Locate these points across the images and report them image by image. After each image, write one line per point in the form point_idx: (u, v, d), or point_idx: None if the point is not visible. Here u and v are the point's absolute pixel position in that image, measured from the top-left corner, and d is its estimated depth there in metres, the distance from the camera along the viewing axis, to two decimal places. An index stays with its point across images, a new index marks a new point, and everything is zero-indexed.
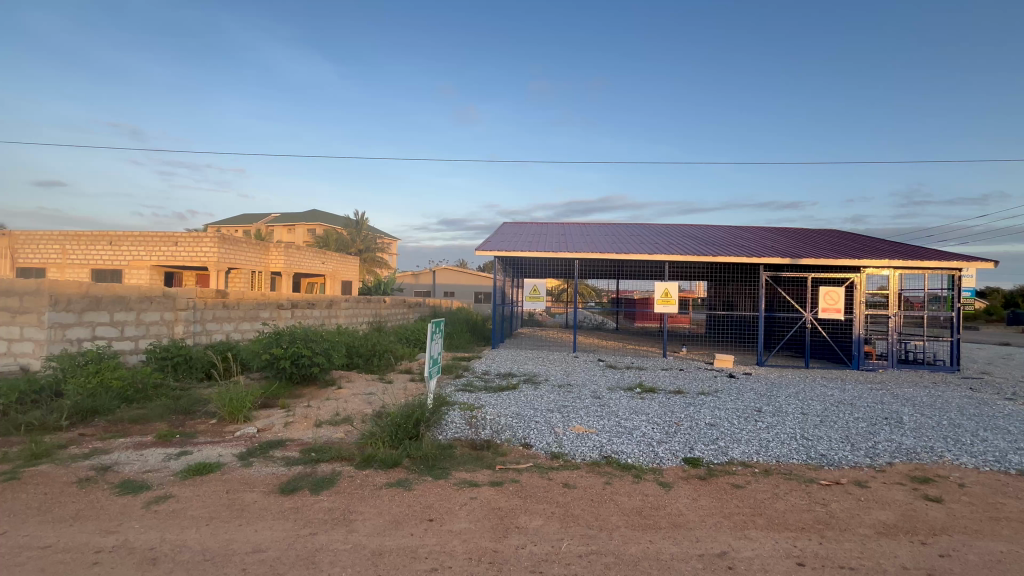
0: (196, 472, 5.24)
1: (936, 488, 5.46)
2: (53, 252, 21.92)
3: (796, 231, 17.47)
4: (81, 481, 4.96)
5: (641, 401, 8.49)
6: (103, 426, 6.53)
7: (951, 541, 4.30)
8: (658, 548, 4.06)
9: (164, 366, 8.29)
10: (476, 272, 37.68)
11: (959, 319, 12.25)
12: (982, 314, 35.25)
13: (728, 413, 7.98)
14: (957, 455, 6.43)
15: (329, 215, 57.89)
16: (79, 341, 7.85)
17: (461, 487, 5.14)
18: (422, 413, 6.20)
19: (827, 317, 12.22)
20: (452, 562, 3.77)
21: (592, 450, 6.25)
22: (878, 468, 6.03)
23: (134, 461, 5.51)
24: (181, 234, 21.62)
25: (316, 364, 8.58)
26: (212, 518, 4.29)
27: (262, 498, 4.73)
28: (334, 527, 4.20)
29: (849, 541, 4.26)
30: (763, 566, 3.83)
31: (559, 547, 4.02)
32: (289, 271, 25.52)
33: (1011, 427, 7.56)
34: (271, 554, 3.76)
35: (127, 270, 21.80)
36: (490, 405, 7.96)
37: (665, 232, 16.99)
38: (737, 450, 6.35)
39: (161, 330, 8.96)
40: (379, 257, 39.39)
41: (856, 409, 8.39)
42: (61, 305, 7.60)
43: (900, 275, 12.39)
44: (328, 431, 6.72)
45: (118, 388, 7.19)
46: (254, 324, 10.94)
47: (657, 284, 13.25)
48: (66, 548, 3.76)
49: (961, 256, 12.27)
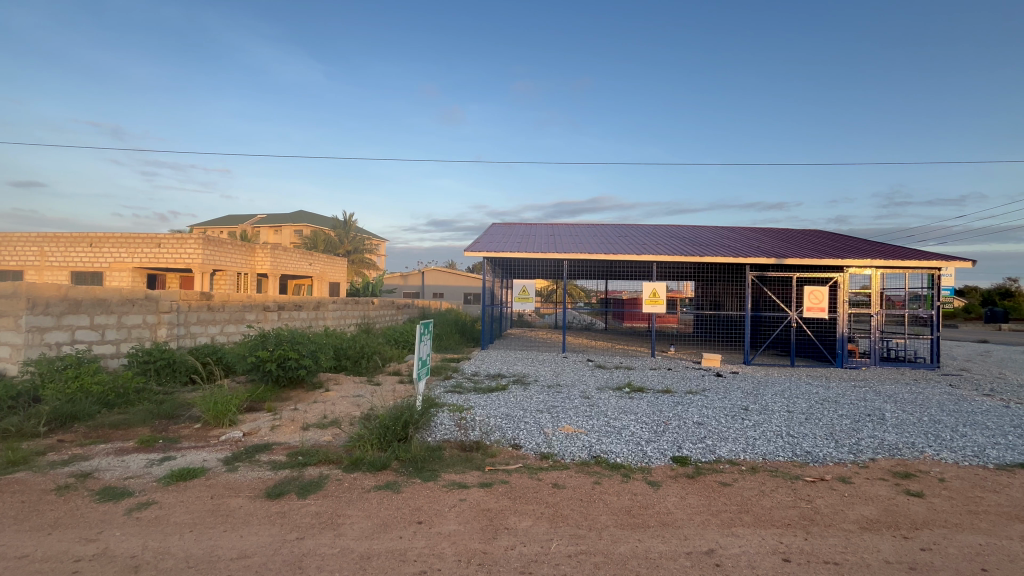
0: (180, 478, 5.14)
1: (917, 483, 5.56)
2: (31, 254, 21.37)
3: (780, 231, 17.69)
4: (60, 489, 4.84)
5: (629, 401, 8.53)
6: (83, 432, 6.38)
7: (931, 535, 4.39)
8: (646, 547, 4.08)
9: (146, 371, 8.14)
10: (465, 273, 37.66)
11: (939, 318, 12.50)
12: (960, 312, 36.20)
13: (716, 412, 8.02)
14: (937, 450, 6.56)
15: (315, 215, 57.45)
16: (59, 345, 7.66)
17: (451, 489, 5.11)
18: (411, 415, 6.15)
19: (812, 316, 12.39)
20: (441, 564, 3.74)
21: (581, 450, 6.27)
22: (861, 464, 6.13)
23: (116, 468, 5.40)
24: (164, 235, 21.29)
25: (303, 367, 8.45)
26: (195, 525, 4.22)
27: (248, 503, 4.66)
28: (321, 532, 4.16)
29: (833, 537, 4.32)
30: (750, 563, 3.86)
31: (549, 548, 4.02)
32: (276, 273, 25.21)
33: (989, 422, 7.72)
34: (257, 560, 3.71)
35: (107, 272, 21.40)
36: (480, 406, 7.97)
37: (652, 232, 17.10)
38: (724, 449, 6.39)
39: (143, 333, 8.80)
40: (367, 258, 39.15)
41: (839, 407, 8.49)
42: (39, 308, 7.39)
43: (882, 274, 12.62)
44: (316, 434, 6.64)
45: (98, 393, 7.00)
46: (239, 326, 10.82)
47: (645, 284, 13.29)
48: (45, 558, 3.66)
49: (939, 256, 12.52)
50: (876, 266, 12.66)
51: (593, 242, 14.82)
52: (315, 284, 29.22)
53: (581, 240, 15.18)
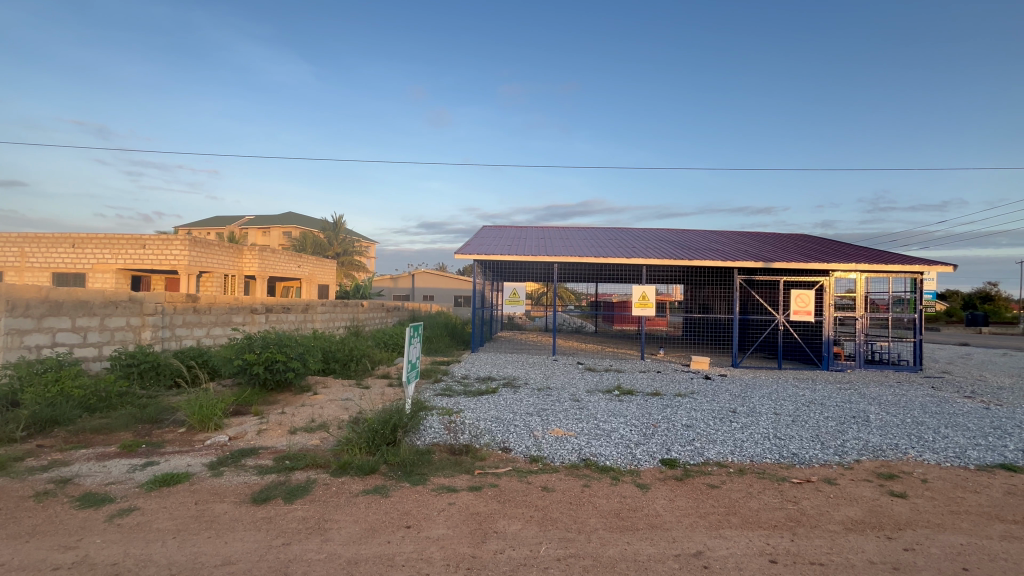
0: (163, 483, 5.05)
1: (901, 484, 5.64)
2: (11, 255, 20.91)
3: (766, 235, 17.88)
4: (39, 494, 4.73)
5: (620, 403, 8.56)
6: (63, 437, 6.25)
7: (914, 535, 4.45)
8: (635, 549, 4.09)
9: (129, 374, 7.98)
10: (456, 276, 37.54)
11: (922, 320, 12.69)
12: (942, 315, 37.01)
13: (705, 414, 8.09)
14: (921, 451, 6.66)
15: (303, 217, 57.07)
16: (38, 348, 7.47)
17: (440, 492, 5.09)
18: (400, 418, 6.04)
19: (798, 319, 12.52)
20: (430, 569, 3.71)
21: (570, 452, 6.27)
22: (846, 466, 6.20)
23: (97, 473, 5.29)
24: (149, 236, 20.98)
25: (291, 369, 8.35)
26: (179, 531, 4.14)
27: (232, 509, 4.58)
28: (308, 537, 4.11)
29: (819, 538, 4.37)
30: (738, 565, 3.88)
31: (537, 552, 4.00)
32: (263, 275, 24.96)
33: (970, 424, 7.84)
34: (242, 566, 3.65)
35: (90, 274, 21.00)
36: (469, 409, 7.92)
37: (642, 235, 17.21)
38: (713, 450, 6.45)
39: (127, 336, 8.65)
40: (356, 260, 38.85)
41: (825, 409, 8.58)
42: (19, 310, 7.21)
43: (866, 278, 12.84)
44: (303, 439, 6.55)
45: (79, 396, 6.85)
46: (226, 329, 10.71)
47: (633, 287, 13.30)
48: (21, 566, 3.57)
49: (921, 260, 12.73)
50: (861, 270, 12.85)
51: (583, 245, 14.87)
52: (303, 287, 29.00)
53: (572, 243, 15.19)
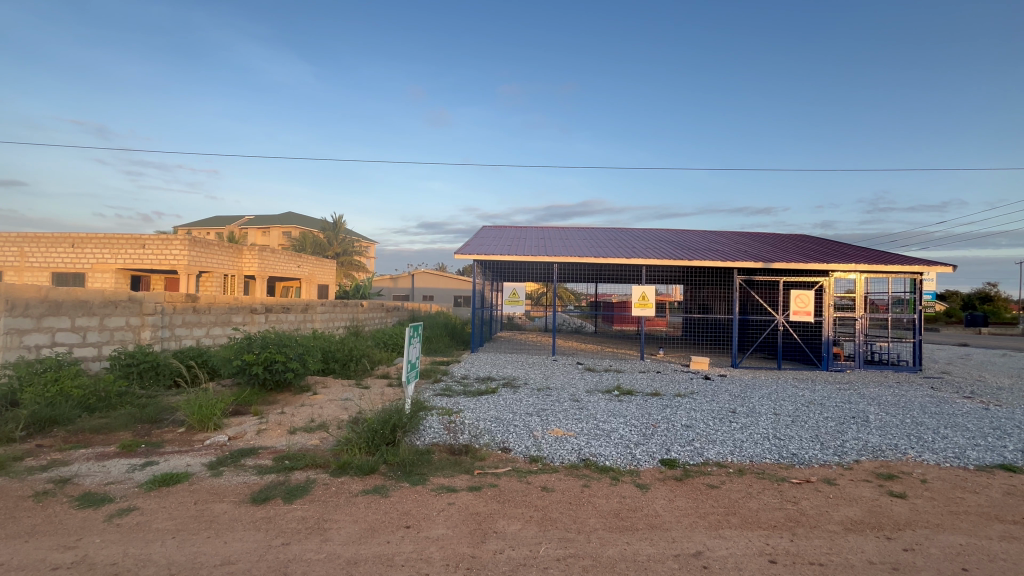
0: (162, 483, 5.05)
1: (901, 485, 5.64)
2: (11, 255, 20.90)
3: (766, 236, 17.90)
4: (38, 494, 4.73)
5: (619, 404, 8.56)
6: (62, 437, 6.24)
7: (913, 535, 4.44)
8: (635, 549, 4.09)
9: (129, 374, 7.98)
10: (456, 276, 37.56)
11: (921, 321, 12.69)
12: (942, 315, 37.05)
13: (704, 414, 8.09)
14: (920, 451, 6.66)
15: (303, 217, 57.08)
16: (37, 347, 7.46)
17: (439, 492, 5.09)
18: (400, 418, 6.05)
19: (798, 319, 12.51)
20: (429, 568, 3.71)
21: (570, 453, 6.27)
22: (846, 466, 6.21)
23: (96, 473, 5.29)
24: (148, 236, 20.97)
25: (291, 370, 8.35)
26: (178, 531, 4.14)
27: (232, 509, 4.58)
28: (308, 537, 4.11)
29: (818, 538, 4.37)
30: (737, 565, 3.88)
31: (537, 552, 4.00)
32: (263, 275, 24.94)
33: (969, 425, 7.84)
34: (241, 566, 3.65)
35: (90, 273, 21.00)
36: (469, 409, 7.92)
37: (642, 236, 17.24)
38: (713, 451, 6.45)
39: (127, 336, 8.65)
40: (355, 260, 38.84)
41: (825, 410, 8.57)
42: (18, 310, 7.20)
43: (865, 278, 12.85)
44: (302, 439, 6.54)
45: (79, 396, 6.85)
46: (225, 329, 10.70)
47: (633, 287, 13.28)
48: (20, 566, 3.57)
49: (921, 261, 12.73)
50: (860, 270, 12.85)
51: (584, 245, 14.88)
52: (303, 287, 28.99)
53: (573, 243, 15.20)
